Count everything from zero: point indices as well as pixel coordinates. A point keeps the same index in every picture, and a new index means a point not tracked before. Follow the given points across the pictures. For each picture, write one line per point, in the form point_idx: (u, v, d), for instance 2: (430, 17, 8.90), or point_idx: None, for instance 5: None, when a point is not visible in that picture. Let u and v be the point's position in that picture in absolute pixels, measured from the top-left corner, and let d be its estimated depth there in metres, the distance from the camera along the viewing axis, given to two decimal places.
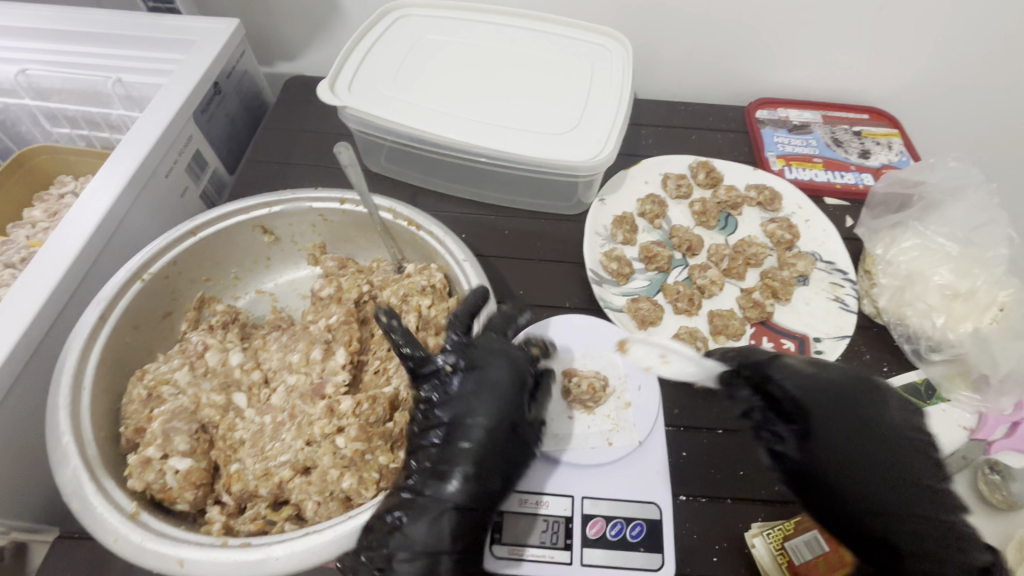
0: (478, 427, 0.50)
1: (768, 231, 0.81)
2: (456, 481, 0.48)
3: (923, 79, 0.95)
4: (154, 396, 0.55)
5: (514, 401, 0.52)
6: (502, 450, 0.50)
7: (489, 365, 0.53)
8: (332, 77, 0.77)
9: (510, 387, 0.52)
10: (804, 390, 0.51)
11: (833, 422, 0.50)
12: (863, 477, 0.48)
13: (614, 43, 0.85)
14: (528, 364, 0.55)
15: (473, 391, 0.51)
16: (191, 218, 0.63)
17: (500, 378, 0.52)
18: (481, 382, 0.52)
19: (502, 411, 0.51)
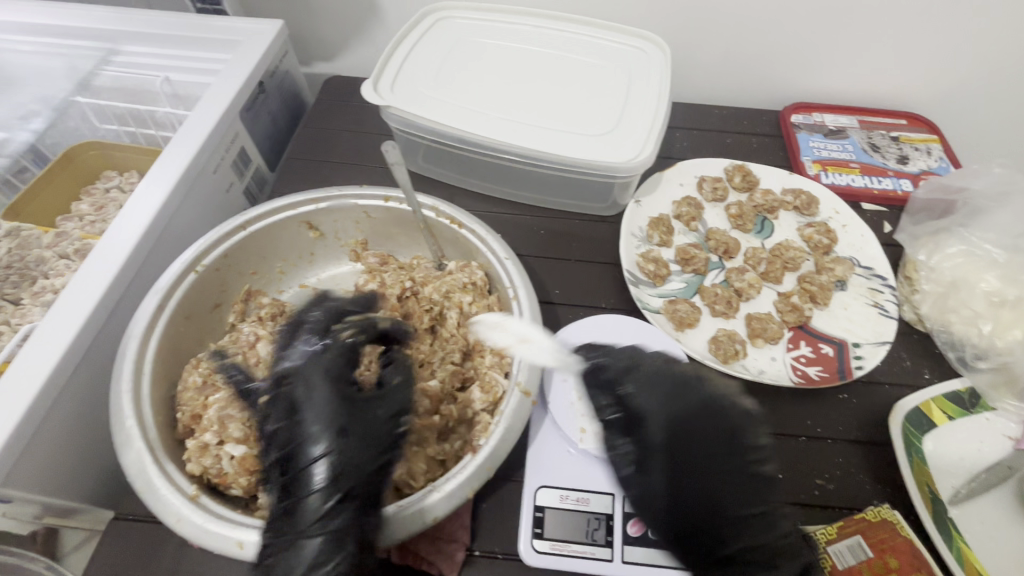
0: (309, 451, 0.44)
1: (805, 235, 0.81)
2: (309, 516, 0.43)
3: (964, 85, 0.94)
4: (208, 384, 0.56)
5: (340, 406, 0.47)
6: (359, 462, 0.45)
7: (309, 380, 0.48)
8: (375, 77, 0.79)
9: (328, 393, 0.47)
10: (683, 393, 0.54)
11: (682, 442, 0.52)
12: (704, 481, 0.51)
13: (652, 46, 0.85)
14: (344, 361, 0.50)
15: (288, 413, 0.47)
16: (242, 212, 0.65)
17: (312, 385, 0.47)
18: (297, 398, 0.47)
19: (332, 420, 0.46)
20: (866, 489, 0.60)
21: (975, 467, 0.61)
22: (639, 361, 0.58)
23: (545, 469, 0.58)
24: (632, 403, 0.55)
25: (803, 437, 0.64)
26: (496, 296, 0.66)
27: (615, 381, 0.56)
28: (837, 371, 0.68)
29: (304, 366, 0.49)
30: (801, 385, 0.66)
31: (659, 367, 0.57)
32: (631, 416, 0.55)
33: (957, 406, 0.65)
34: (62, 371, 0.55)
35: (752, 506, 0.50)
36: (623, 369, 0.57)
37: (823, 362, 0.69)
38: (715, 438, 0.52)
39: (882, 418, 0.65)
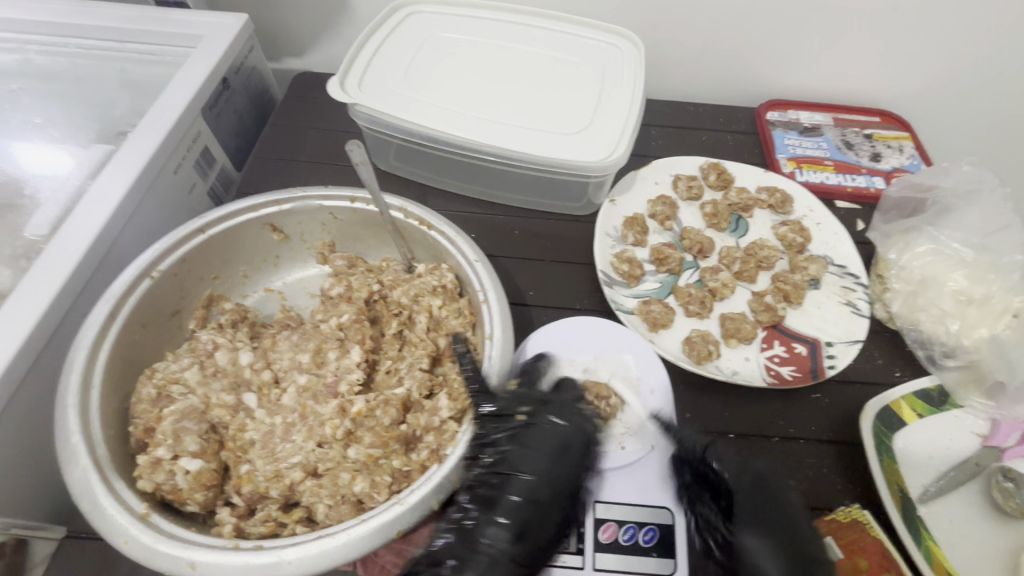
0: (541, 479, 0.49)
1: (779, 234, 0.80)
2: (512, 532, 0.46)
3: (935, 84, 0.95)
4: (163, 395, 0.54)
5: (583, 459, 0.52)
6: (563, 503, 0.49)
7: (562, 420, 0.53)
8: (342, 73, 0.77)
9: (580, 443, 0.52)
10: (732, 468, 0.55)
11: (750, 497, 0.53)
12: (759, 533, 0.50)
13: (626, 43, 0.84)
14: (594, 426, 0.55)
15: (536, 444, 0.51)
16: (200, 215, 0.62)
17: (567, 443, 0.51)
18: (557, 432, 0.52)
19: (578, 470, 0.51)
20: (837, 489, 0.61)
21: (942, 465, 0.61)
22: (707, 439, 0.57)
23: None
24: (719, 472, 0.54)
25: (775, 438, 0.64)
26: (467, 299, 0.64)
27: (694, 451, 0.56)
28: (809, 371, 0.68)
29: (537, 405, 0.54)
30: (774, 385, 0.66)
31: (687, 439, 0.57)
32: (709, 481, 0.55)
33: (926, 403, 0.65)
34: (7, 387, 0.52)
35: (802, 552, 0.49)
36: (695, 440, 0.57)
37: (795, 361, 0.69)
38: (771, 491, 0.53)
39: (852, 417, 0.65)
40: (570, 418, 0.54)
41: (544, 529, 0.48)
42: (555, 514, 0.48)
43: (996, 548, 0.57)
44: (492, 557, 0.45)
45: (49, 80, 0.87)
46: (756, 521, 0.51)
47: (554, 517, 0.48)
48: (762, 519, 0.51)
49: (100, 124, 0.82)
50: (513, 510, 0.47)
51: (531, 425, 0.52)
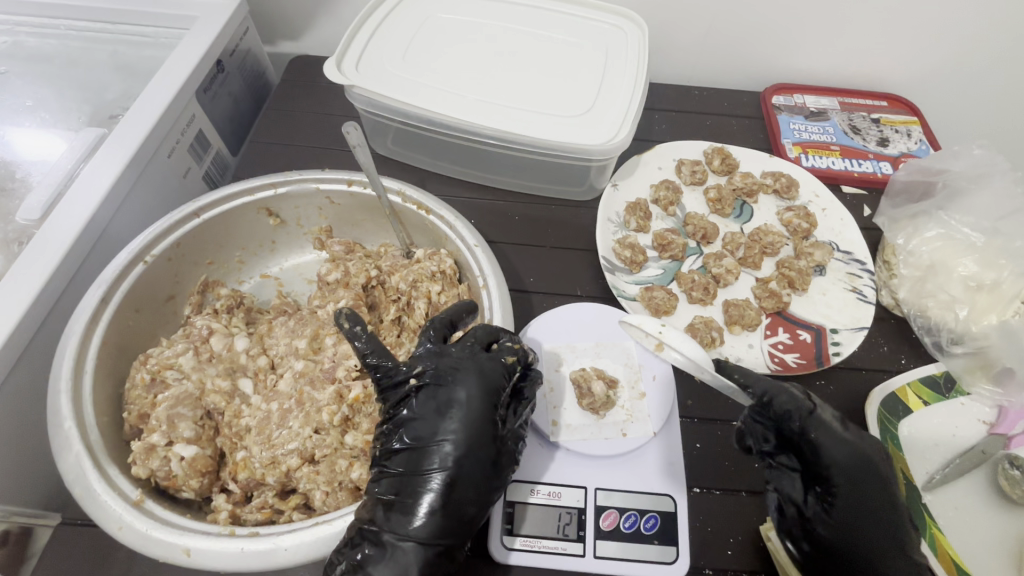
0: (448, 450, 0.45)
1: (785, 219, 0.79)
2: (425, 511, 0.43)
3: (944, 66, 0.93)
4: (157, 381, 0.53)
5: (486, 419, 0.47)
6: (478, 472, 0.45)
7: (456, 380, 0.48)
8: (338, 54, 0.75)
9: (480, 402, 0.47)
10: (844, 447, 0.51)
11: (860, 478, 0.50)
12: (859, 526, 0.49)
13: (630, 24, 0.82)
14: (501, 376, 0.49)
15: (438, 412, 0.47)
16: (193, 199, 0.61)
17: (466, 408, 0.47)
18: (450, 397, 0.47)
19: (479, 432, 0.46)
20: None
21: (948, 453, 0.61)
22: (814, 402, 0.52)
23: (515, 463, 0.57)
24: (825, 449, 0.50)
25: None
26: (466, 284, 0.63)
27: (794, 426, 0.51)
28: (814, 358, 0.67)
29: (432, 364, 0.49)
30: (778, 372, 0.65)
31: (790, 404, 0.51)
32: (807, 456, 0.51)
33: (932, 391, 0.64)
34: None
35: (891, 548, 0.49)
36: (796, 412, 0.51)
37: (800, 349, 0.68)
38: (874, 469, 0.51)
39: (857, 405, 0.64)
40: (462, 374, 0.48)
41: (463, 501, 0.44)
42: (467, 484, 0.45)
43: (1003, 535, 0.56)
44: (405, 541, 0.43)
45: (38, 63, 0.85)
46: (857, 513, 0.50)
47: (468, 487, 0.45)
48: (863, 502, 0.50)
49: (93, 109, 0.80)
50: (427, 490, 0.44)
51: (430, 392, 0.48)
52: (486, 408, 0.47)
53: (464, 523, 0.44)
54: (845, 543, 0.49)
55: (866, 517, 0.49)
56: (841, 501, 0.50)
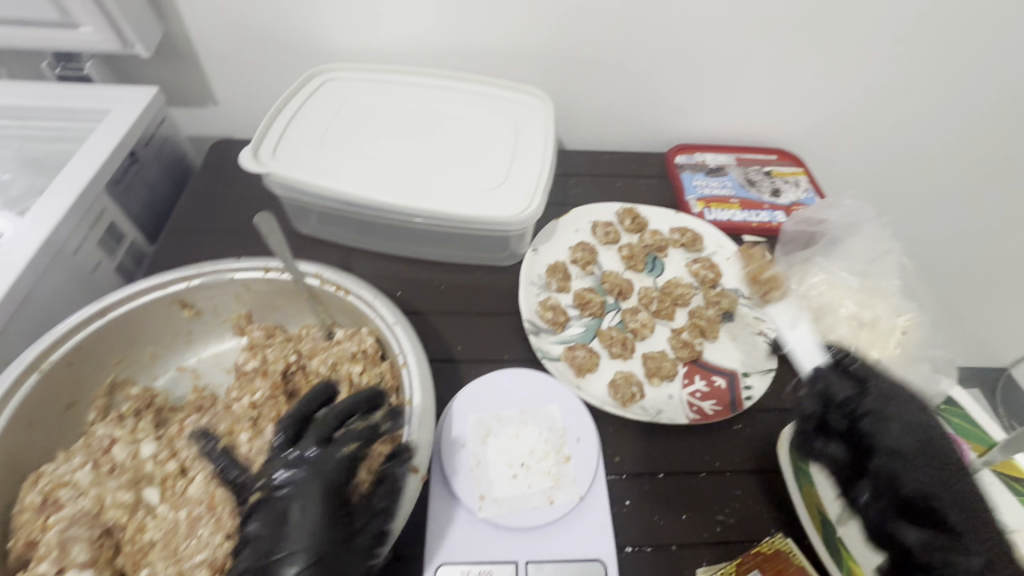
0: (303, 530, 0.46)
1: (693, 271, 0.85)
2: None
3: (818, 123, 1.05)
4: (50, 501, 0.50)
5: (320, 501, 0.48)
6: (332, 548, 0.46)
7: (319, 464, 0.50)
8: (255, 142, 0.77)
9: (314, 484, 0.48)
10: (886, 405, 0.49)
11: (913, 436, 0.47)
12: (909, 461, 0.46)
13: (536, 100, 0.89)
14: (336, 461, 0.50)
15: (296, 496, 0.48)
16: (98, 299, 0.59)
17: (307, 494, 0.48)
18: (303, 482, 0.48)
19: (314, 511, 0.47)
20: (762, 519, 0.62)
21: None
22: (865, 381, 0.52)
23: (445, 544, 0.55)
24: (868, 421, 0.48)
25: (703, 473, 0.65)
26: (388, 362, 0.63)
27: (845, 391, 0.51)
28: (728, 403, 0.70)
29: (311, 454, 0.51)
30: (696, 421, 0.68)
31: (824, 369, 0.53)
32: (838, 422, 0.51)
33: None
34: None
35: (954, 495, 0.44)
36: (861, 372, 0.52)
37: (716, 395, 0.71)
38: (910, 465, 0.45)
39: (771, 445, 0.67)
40: (321, 461, 0.50)
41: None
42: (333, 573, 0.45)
43: None
44: None
45: None
46: (895, 449, 0.46)
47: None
48: (904, 447, 0.46)
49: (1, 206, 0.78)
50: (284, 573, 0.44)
51: (302, 477, 0.49)
52: (315, 491, 0.48)
53: None
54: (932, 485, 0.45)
55: (924, 451, 0.46)
56: (872, 452, 0.48)
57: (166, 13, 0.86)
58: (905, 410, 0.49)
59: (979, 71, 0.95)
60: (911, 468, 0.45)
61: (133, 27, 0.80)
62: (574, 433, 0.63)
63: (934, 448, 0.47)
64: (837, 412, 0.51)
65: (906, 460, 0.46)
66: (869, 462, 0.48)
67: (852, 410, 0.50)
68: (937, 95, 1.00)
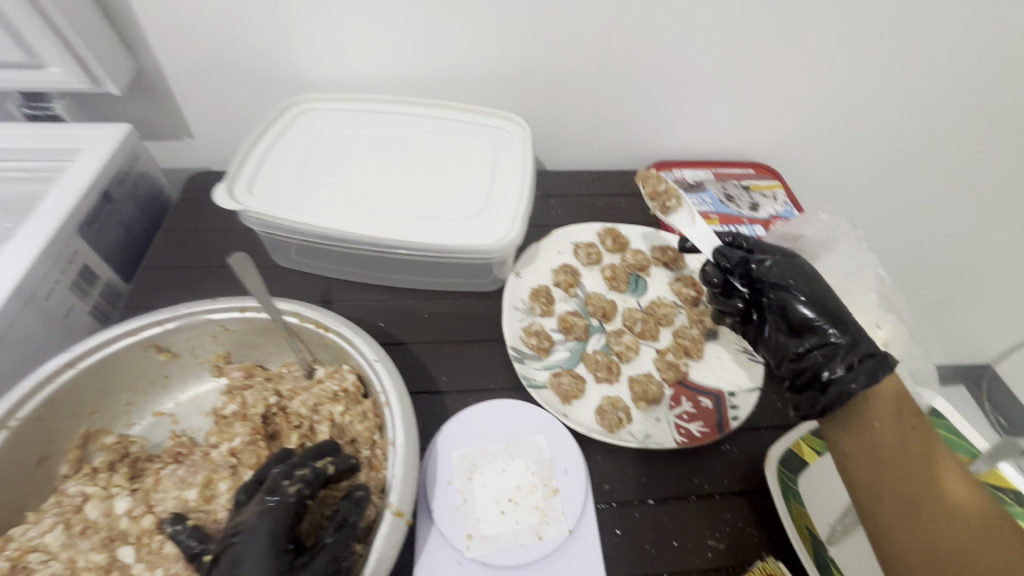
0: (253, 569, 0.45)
1: (675, 290, 0.85)
2: None
3: (792, 137, 1.07)
4: (18, 568, 0.48)
5: (272, 537, 0.47)
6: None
7: (271, 503, 0.49)
8: (230, 178, 0.76)
9: (265, 522, 0.48)
10: (790, 275, 0.66)
11: (785, 272, 0.66)
12: (797, 323, 0.64)
13: (512, 124, 0.90)
14: (288, 497, 0.50)
15: (248, 536, 0.47)
16: (68, 349, 0.57)
17: (257, 534, 0.47)
18: (257, 521, 0.48)
19: (268, 548, 0.46)
20: (754, 542, 0.62)
21: (844, 500, 0.65)
22: (752, 260, 0.70)
23: None
24: (759, 272, 0.68)
25: (693, 497, 0.65)
26: (371, 399, 0.63)
27: (746, 274, 0.70)
28: (716, 424, 0.70)
29: (264, 494, 0.50)
30: (685, 444, 0.68)
31: (740, 265, 0.70)
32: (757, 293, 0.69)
33: (823, 440, 0.70)
34: None
35: (823, 344, 0.61)
36: (765, 250, 0.70)
37: (703, 417, 0.71)
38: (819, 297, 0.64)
39: (760, 465, 0.67)
40: (275, 500, 0.49)
41: None
42: None
43: None
44: None
45: None
46: (777, 293, 0.66)
47: None
48: (800, 299, 0.64)
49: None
50: None
51: (254, 518, 0.48)
52: (269, 528, 0.47)
53: None
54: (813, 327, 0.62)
55: (829, 308, 0.62)
56: (768, 295, 0.67)
57: (136, 48, 0.85)
58: (794, 274, 0.65)
59: (943, 83, 0.98)
60: (798, 320, 0.64)
61: (103, 66, 0.79)
62: (560, 463, 0.63)
63: (805, 306, 0.63)
64: (751, 300, 0.70)
65: (790, 289, 0.65)
66: (778, 321, 0.66)
67: (759, 285, 0.68)
68: (906, 107, 1.02)
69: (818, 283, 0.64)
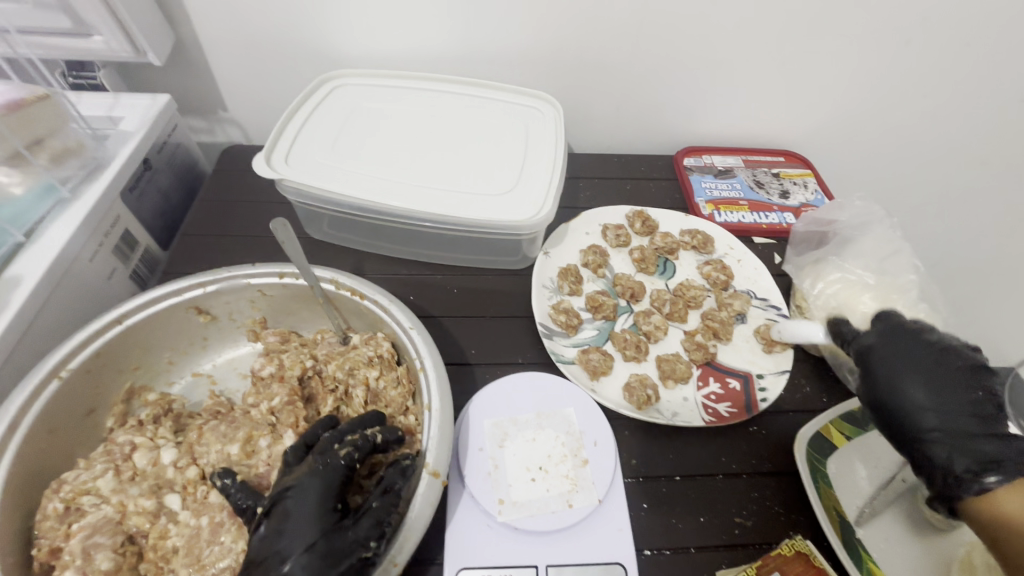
0: (302, 523, 0.47)
1: (704, 273, 0.85)
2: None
3: (825, 125, 1.06)
4: (72, 509, 0.50)
5: (324, 495, 0.48)
6: (330, 540, 0.46)
7: (323, 463, 0.50)
8: (267, 149, 0.77)
9: (318, 480, 0.49)
10: (907, 359, 0.60)
11: (919, 391, 0.58)
12: (911, 405, 0.58)
13: (545, 104, 0.90)
14: (340, 460, 0.51)
15: (299, 493, 0.49)
16: (116, 306, 0.59)
17: (308, 491, 0.49)
18: (309, 479, 0.49)
19: (319, 506, 0.48)
20: (781, 521, 0.62)
21: (873, 486, 0.65)
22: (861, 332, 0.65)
23: (463, 548, 0.55)
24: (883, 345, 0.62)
25: (720, 475, 0.65)
26: (405, 366, 0.64)
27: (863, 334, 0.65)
28: (743, 406, 0.70)
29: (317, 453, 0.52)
30: (713, 422, 0.68)
31: (867, 339, 0.64)
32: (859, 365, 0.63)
33: (852, 425, 0.69)
34: None
35: (961, 433, 0.55)
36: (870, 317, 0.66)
37: (730, 397, 0.72)
38: (950, 368, 0.58)
39: (789, 447, 0.67)
40: (327, 461, 0.51)
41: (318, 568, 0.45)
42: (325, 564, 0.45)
43: (934, 567, 0.60)
44: None
45: None
46: (891, 384, 0.59)
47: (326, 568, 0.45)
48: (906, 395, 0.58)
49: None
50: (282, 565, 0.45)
51: (304, 477, 0.50)
52: (321, 487, 0.49)
53: None
54: (930, 421, 0.56)
55: (939, 397, 0.57)
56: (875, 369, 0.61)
57: (176, 19, 0.86)
58: (912, 360, 0.60)
59: (985, 73, 0.96)
60: (911, 409, 0.58)
61: (145, 35, 0.80)
62: (587, 437, 0.63)
63: (928, 390, 0.58)
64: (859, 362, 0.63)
65: (885, 376, 0.60)
66: (889, 399, 0.59)
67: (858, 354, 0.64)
68: (945, 97, 1.00)
69: (964, 405, 0.56)
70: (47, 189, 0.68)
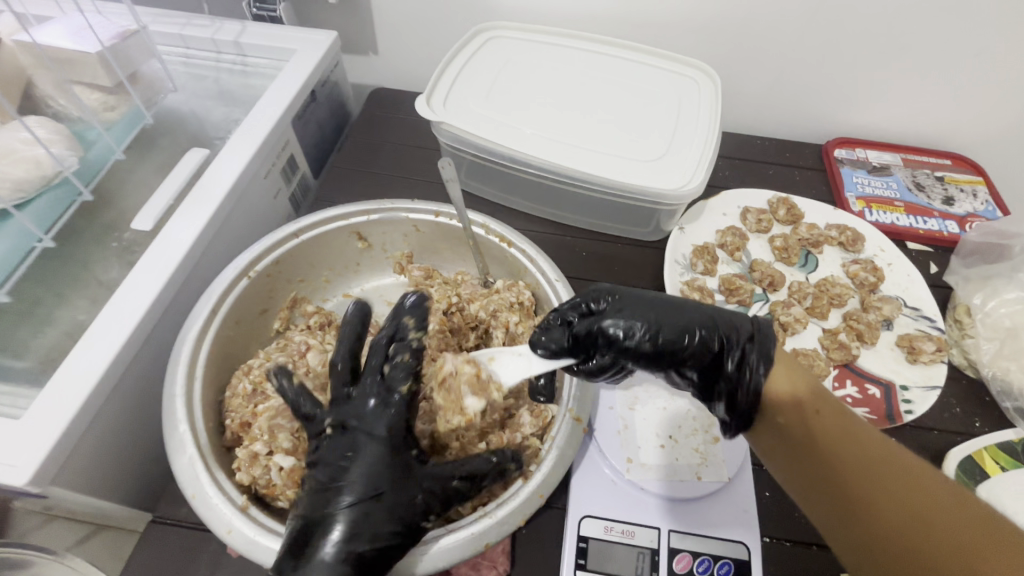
0: (359, 472, 0.47)
1: (851, 272, 0.80)
2: (343, 529, 0.45)
3: (1011, 133, 0.94)
4: (258, 392, 0.56)
5: (389, 450, 0.49)
6: (392, 499, 0.47)
7: (382, 411, 0.50)
8: (427, 92, 0.80)
9: (388, 433, 0.49)
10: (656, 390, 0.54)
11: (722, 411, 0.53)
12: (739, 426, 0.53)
13: (702, 76, 0.86)
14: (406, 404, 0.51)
15: (359, 444, 0.49)
16: (296, 220, 0.65)
17: (377, 436, 0.49)
18: (373, 426, 0.49)
19: (381, 457, 0.48)
20: None
21: None
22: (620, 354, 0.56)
23: (587, 498, 0.57)
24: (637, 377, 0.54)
25: None
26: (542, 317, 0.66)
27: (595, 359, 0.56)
28: (885, 415, 0.66)
29: (371, 394, 0.51)
30: None
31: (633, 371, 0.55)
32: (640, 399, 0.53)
33: (1010, 457, 0.62)
34: (106, 386, 0.54)
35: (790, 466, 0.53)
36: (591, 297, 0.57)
37: (869, 403, 0.68)
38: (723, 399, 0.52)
39: (931, 464, 0.63)
40: (388, 406, 0.50)
41: (376, 522, 0.46)
42: (388, 517, 0.46)
43: None
44: (321, 556, 0.44)
45: None
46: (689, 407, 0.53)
47: (387, 522, 0.46)
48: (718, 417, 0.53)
49: (202, 129, 0.83)
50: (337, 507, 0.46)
51: (366, 423, 0.49)
52: (388, 442, 0.49)
53: (377, 550, 0.45)
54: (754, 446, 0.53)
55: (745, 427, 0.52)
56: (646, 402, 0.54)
57: None
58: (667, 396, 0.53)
59: None
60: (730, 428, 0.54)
61: None
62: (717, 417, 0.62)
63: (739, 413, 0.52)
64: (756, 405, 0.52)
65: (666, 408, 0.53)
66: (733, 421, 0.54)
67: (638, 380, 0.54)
68: None
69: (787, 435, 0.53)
70: (136, 114, 0.74)
